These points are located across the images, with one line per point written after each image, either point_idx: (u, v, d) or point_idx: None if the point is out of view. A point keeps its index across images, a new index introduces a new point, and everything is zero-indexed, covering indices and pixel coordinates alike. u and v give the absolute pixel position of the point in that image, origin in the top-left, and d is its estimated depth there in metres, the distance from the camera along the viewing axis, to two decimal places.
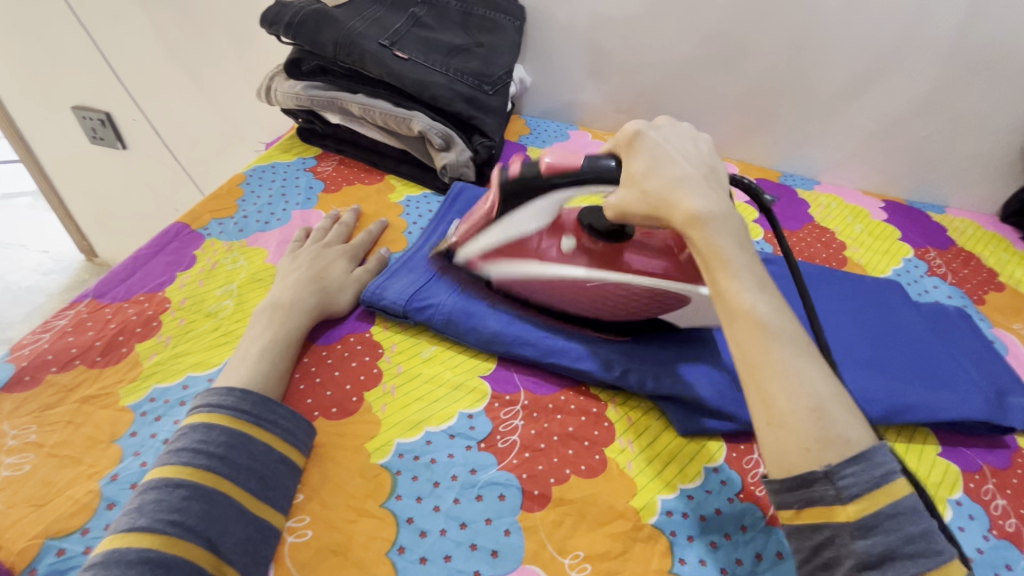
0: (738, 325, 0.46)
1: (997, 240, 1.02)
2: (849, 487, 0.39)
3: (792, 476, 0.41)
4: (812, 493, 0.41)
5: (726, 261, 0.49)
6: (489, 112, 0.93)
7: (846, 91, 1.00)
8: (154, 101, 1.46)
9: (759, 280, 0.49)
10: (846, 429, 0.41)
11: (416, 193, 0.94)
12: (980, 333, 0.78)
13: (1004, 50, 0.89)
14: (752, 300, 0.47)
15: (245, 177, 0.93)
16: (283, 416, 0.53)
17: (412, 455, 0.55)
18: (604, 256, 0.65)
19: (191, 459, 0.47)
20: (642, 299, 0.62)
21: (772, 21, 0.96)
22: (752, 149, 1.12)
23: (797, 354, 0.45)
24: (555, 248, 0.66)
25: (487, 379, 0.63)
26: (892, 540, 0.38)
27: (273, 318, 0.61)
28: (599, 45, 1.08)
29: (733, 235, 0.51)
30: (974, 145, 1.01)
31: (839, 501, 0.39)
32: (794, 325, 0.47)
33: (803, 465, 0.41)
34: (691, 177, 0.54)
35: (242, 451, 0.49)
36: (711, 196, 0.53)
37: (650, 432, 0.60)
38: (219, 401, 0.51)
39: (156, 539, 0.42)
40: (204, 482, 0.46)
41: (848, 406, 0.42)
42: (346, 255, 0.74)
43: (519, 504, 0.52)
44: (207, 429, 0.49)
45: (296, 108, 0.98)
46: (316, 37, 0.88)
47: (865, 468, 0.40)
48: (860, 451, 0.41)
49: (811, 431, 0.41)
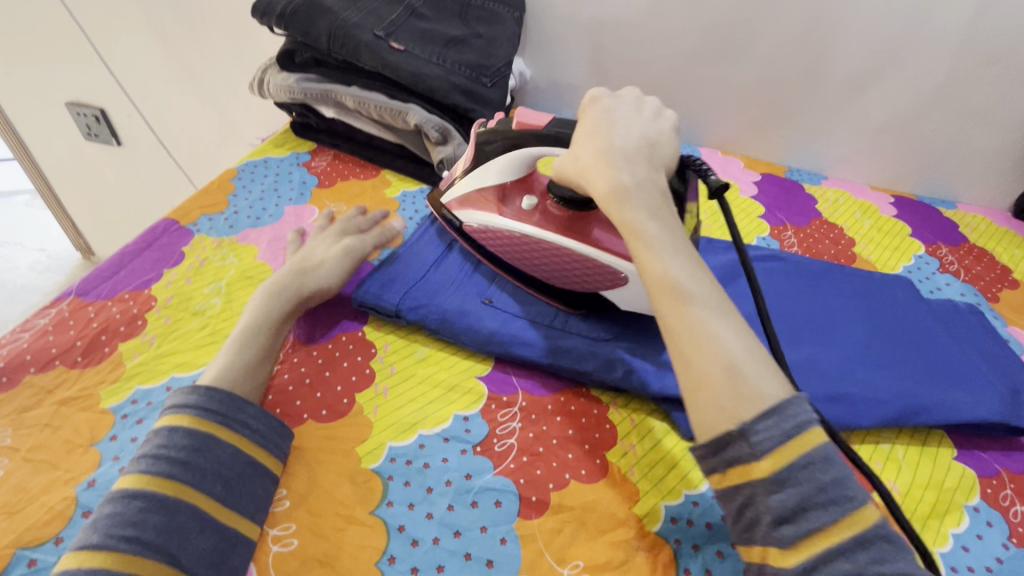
0: (657, 293, 0.43)
1: (1010, 237, 0.99)
2: (763, 443, 0.37)
3: (710, 438, 0.39)
4: (730, 454, 0.38)
5: (645, 228, 0.46)
6: (487, 105, 0.91)
7: (854, 84, 0.97)
8: (149, 97, 1.44)
9: (678, 244, 0.45)
10: (762, 383, 0.39)
11: (412, 188, 0.92)
12: (993, 330, 0.76)
13: (1018, 42, 0.86)
14: (668, 265, 0.44)
15: (237, 172, 0.90)
16: (252, 416, 0.50)
17: (404, 459, 0.53)
18: (564, 222, 0.65)
19: (150, 466, 0.44)
20: (588, 272, 0.62)
21: (777, 13, 0.93)
22: (759, 144, 1.10)
23: (717, 319, 0.41)
24: (517, 207, 0.68)
25: (483, 380, 0.61)
26: (805, 493, 0.36)
27: (261, 314, 0.58)
28: (601, 37, 1.05)
29: (651, 203, 0.47)
30: (986, 140, 0.98)
31: (752, 459, 0.37)
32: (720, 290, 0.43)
33: (720, 426, 0.38)
34: (619, 140, 0.51)
35: (207, 455, 0.46)
36: (640, 160, 0.50)
37: (654, 435, 0.58)
38: (183, 401, 0.49)
39: (109, 556, 0.40)
40: (163, 491, 0.43)
41: (763, 363, 0.39)
42: (343, 245, 0.69)
43: (515, 511, 0.50)
44: (169, 432, 0.46)
45: (290, 101, 0.96)
46: (309, 29, 0.86)
47: (776, 422, 0.37)
48: (773, 405, 0.38)
49: (722, 391, 0.39)
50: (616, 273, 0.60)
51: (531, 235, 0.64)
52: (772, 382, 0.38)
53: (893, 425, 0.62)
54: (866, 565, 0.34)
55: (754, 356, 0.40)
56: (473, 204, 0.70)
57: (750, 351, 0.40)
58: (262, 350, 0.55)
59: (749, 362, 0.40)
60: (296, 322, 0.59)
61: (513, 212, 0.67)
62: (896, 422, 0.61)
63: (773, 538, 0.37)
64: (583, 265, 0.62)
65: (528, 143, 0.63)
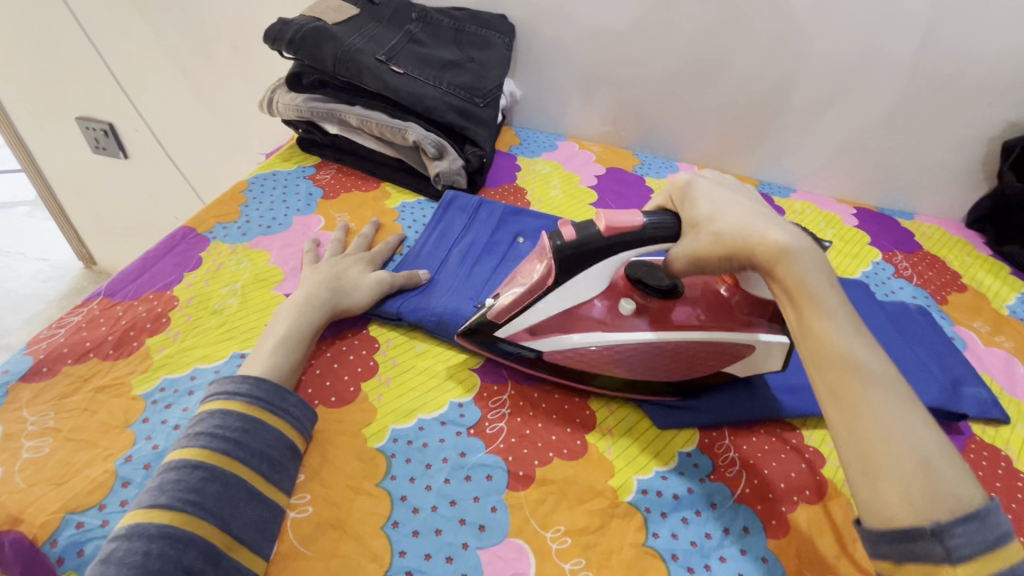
0: (840, 376, 0.46)
1: (962, 245, 1.08)
2: (960, 548, 0.39)
3: (894, 528, 0.41)
4: (914, 548, 0.40)
5: (820, 300, 0.49)
6: (480, 123, 0.98)
7: (816, 105, 1.06)
8: (157, 113, 1.51)
9: (853, 324, 0.49)
10: (953, 484, 0.41)
11: (411, 200, 0.99)
12: (939, 329, 0.84)
13: (959, 68, 0.96)
14: (848, 346, 0.47)
15: (248, 184, 0.97)
16: (294, 405, 0.56)
17: (405, 439, 0.59)
18: (657, 313, 0.63)
19: (208, 443, 0.51)
20: (712, 356, 0.63)
21: (744, 40, 1.02)
22: (733, 159, 1.18)
23: (902, 407, 0.44)
24: (607, 310, 0.64)
25: (477, 371, 0.68)
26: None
27: (287, 315, 0.65)
28: (586, 61, 1.13)
29: (819, 276, 0.51)
30: (937, 156, 1.07)
31: (947, 561, 0.39)
32: (898, 377, 0.47)
33: (912, 520, 0.40)
34: (768, 215, 0.55)
35: (256, 436, 0.53)
36: (795, 236, 0.53)
37: (628, 421, 0.65)
38: (235, 388, 0.55)
39: (175, 516, 0.46)
40: (219, 465, 0.50)
41: (951, 462, 0.42)
42: (364, 261, 0.77)
43: (505, 484, 0.57)
44: (223, 415, 0.52)
45: (297, 119, 1.03)
46: (316, 53, 0.94)
47: (977, 528, 0.39)
48: (971, 509, 0.40)
49: (917, 483, 0.41)
50: (739, 347, 0.62)
51: (654, 340, 0.61)
52: (964, 484, 0.41)
53: None
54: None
55: (941, 450, 0.43)
56: (553, 324, 0.63)
57: (941, 448, 0.43)
58: (279, 343, 0.61)
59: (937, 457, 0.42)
60: (315, 321, 0.65)
61: (610, 321, 0.63)
62: None
63: None
64: (705, 354, 0.62)
65: (626, 249, 0.58)
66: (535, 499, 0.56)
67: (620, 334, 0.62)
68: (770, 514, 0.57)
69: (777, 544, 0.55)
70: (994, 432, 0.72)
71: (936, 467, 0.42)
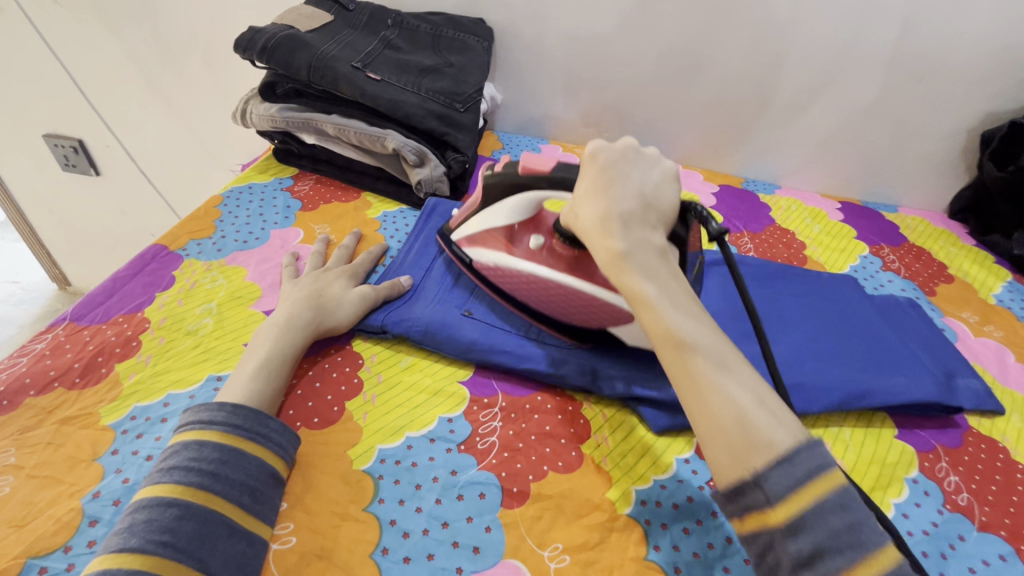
0: (660, 351, 0.47)
1: (947, 236, 1.08)
2: (775, 489, 0.39)
3: (727, 485, 0.42)
4: (746, 500, 0.41)
5: (640, 283, 0.49)
6: (461, 128, 0.96)
7: (797, 101, 1.06)
8: (128, 127, 1.46)
9: (680, 295, 0.48)
10: (770, 433, 0.41)
11: (392, 209, 0.97)
12: (929, 321, 0.83)
13: (936, 61, 0.97)
14: (667, 321, 0.46)
15: (223, 199, 0.94)
16: (275, 430, 0.53)
17: (394, 459, 0.57)
18: (565, 259, 0.67)
19: (183, 477, 0.47)
20: (600, 310, 0.64)
21: (724, 38, 1.01)
22: (717, 157, 1.18)
23: (717, 369, 0.44)
24: (525, 245, 0.70)
25: (465, 384, 0.66)
26: (820, 538, 0.38)
27: (270, 335, 0.62)
28: (566, 64, 1.12)
29: (649, 252, 0.50)
30: (918, 148, 1.08)
31: (767, 505, 0.39)
32: (725, 343, 0.46)
33: (732, 475, 0.41)
34: (617, 197, 0.53)
35: (236, 467, 0.49)
36: (640, 220, 0.52)
37: (624, 428, 0.63)
38: (211, 417, 0.52)
39: (147, 560, 0.42)
40: (195, 500, 0.46)
41: (771, 412, 0.42)
42: (346, 275, 0.74)
43: (499, 502, 0.54)
44: (199, 446, 0.49)
45: (272, 130, 1.00)
46: (289, 61, 0.91)
47: (788, 469, 0.39)
48: (783, 454, 0.40)
49: (732, 441, 0.41)
50: (623, 310, 0.62)
51: (543, 274, 0.66)
52: (780, 433, 0.41)
53: (838, 409, 0.68)
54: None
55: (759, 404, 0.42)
56: (481, 243, 0.72)
57: (758, 402, 0.42)
58: (259, 364, 0.58)
59: (756, 411, 0.42)
60: (298, 338, 0.63)
61: (523, 252, 0.69)
62: (842, 406, 0.68)
63: None
64: (597, 306, 0.64)
65: (536, 186, 0.65)
66: (531, 515, 0.54)
67: (522, 265, 0.68)
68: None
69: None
70: (990, 424, 0.71)
71: (753, 422, 0.41)
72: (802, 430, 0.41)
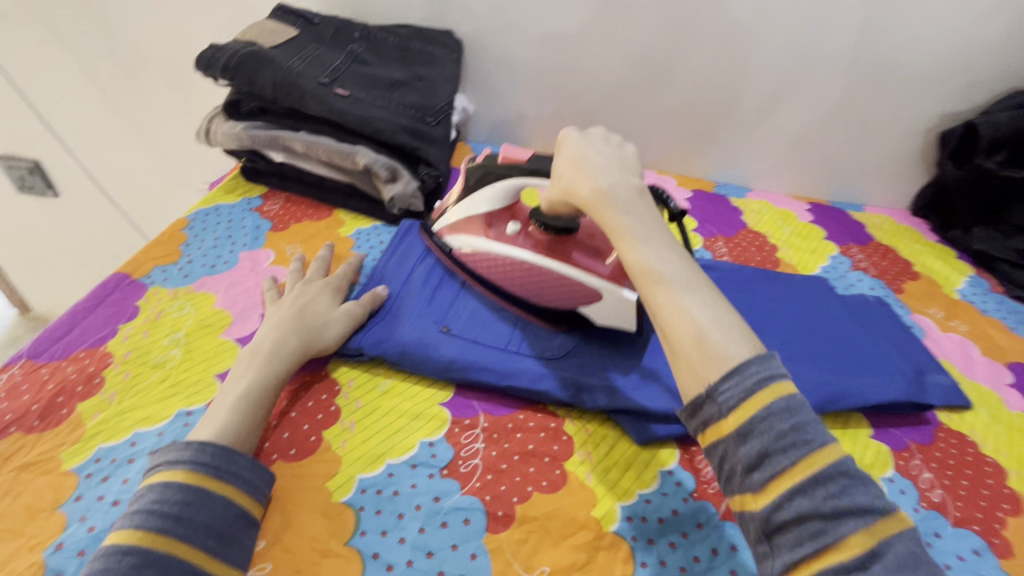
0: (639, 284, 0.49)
1: (911, 233, 1.12)
2: (729, 400, 0.41)
3: (688, 402, 0.44)
4: (704, 415, 0.43)
5: (621, 225, 0.52)
6: (433, 143, 0.95)
7: (764, 105, 1.08)
8: (88, 147, 1.41)
9: (657, 237, 0.51)
10: (729, 348, 0.43)
11: (366, 226, 0.95)
12: (899, 319, 0.85)
13: (894, 64, 1.00)
14: (645, 257, 0.49)
15: (189, 221, 0.91)
16: (244, 467, 0.51)
17: (375, 489, 0.56)
18: (540, 243, 0.71)
19: (144, 522, 0.45)
20: (570, 290, 0.68)
21: (691, 46, 1.03)
22: (689, 162, 1.19)
23: (685, 294, 0.46)
24: (501, 230, 0.73)
25: (446, 406, 0.64)
26: (766, 441, 0.39)
27: (252, 363, 0.60)
28: (536, 74, 1.12)
29: (629, 201, 0.53)
30: (881, 149, 1.11)
31: (722, 416, 0.41)
32: (696, 272, 0.48)
33: (694, 390, 0.43)
34: (597, 155, 0.57)
35: (199, 509, 0.47)
36: (620, 170, 0.56)
37: (607, 442, 0.63)
38: (178, 456, 0.49)
39: None
40: (155, 546, 0.44)
41: (731, 330, 0.44)
42: (328, 289, 0.73)
43: (484, 527, 0.53)
44: (163, 487, 0.47)
45: (238, 148, 0.98)
46: (254, 78, 0.89)
47: (739, 378, 0.41)
48: (736, 366, 0.42)
49: (695, 357, 0.43)
50: (592, 291, 0.67)
51: (519, 255, 0.70)
52: (738, 347, 0.43)
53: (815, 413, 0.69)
54: (823, 500, 0.37)
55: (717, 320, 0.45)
56: (459, 228, 0.76)
57: (717, 320, 0.44)
58: (238, 398, 0.56)
59: (718, 329, 0.44)
60: (280, 369, 0.61)
61: (498, 235, 0.73)
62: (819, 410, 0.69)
63: (746, 486, 0.40)
64: (566, 285, 0.68)
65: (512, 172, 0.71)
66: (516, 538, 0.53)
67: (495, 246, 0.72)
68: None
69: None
70: (959, 419, 0.74)
71: (713, 339, 0.43)
72: (759, 346, 0.43)
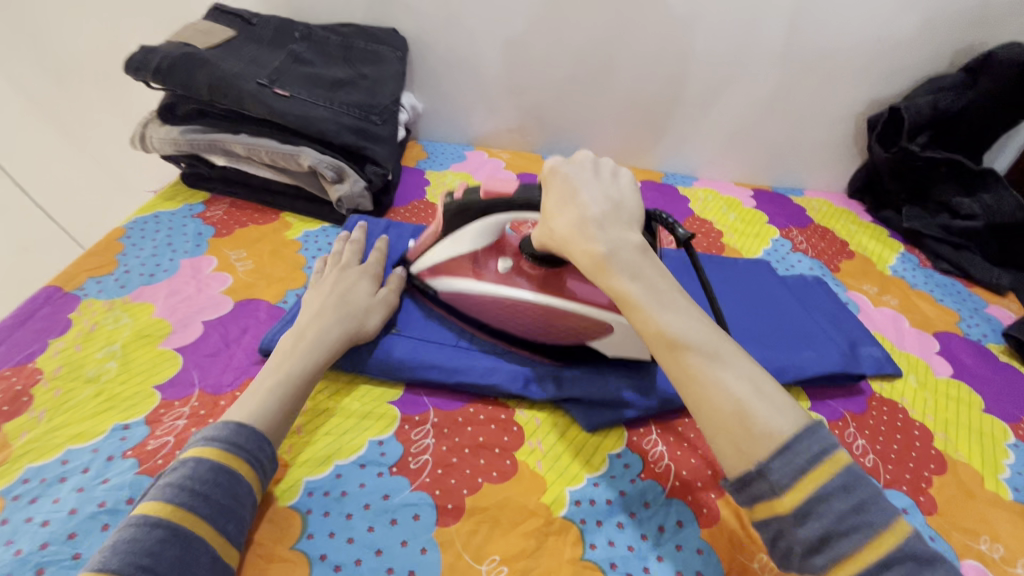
0: (660, 352, 0.46)
1: (847, 214, 1.17)
2: (780, 479, 0.39)
3: (731, 477, 0.42)
4: (752, 490, 0.41)
5: (630, 285, 0.48)
6: (379, 142, 0.95)
7: (705, 96, 1.11)
8: (17, 157, 1.34)
9: (674, 296, 0.47)
10: (770, 421, 0.41)
11: (314, 228, 0.94)
12: (834, 296, 0.89)
13: (823, 54, 1.04)
14: (661, 321, 0.46)
15: (125, 230, 0.88)
16: (270, 457, 0.52)
17: (322, 491, 0.55)
18: (541, 279, 0.66)
19: (174, 496, 0.44)
20: (582, 327, 0.65)
21: (632, 40, 1.05)
22: (637, 155, 1.22)
23: (716, 364, 0.43)
24: (493, 268, 0.67)
25: (396, 404, 0.64)
26: (827, 523, 0.38)
27: (293, 353, 0.59)
28: (483, 70, 1.12)
29: (634, 257, 0.49)
30: (817, 135, 1.16)
31: (774, 495, 0.39)
32: (723, 331, 0.45)
33: (738, 467, 0.41)
34: (590, 205, 0.52)
35: (228, 491, 0.47)
36: (617, 223, 0.51)
37: (557, 429, 0.64)
38: (214, 434, 0.50)
39: None
40: (182, 523, 0.43)
41: (769, 400, 0.42)
42: (368, 275, 0.72)
43: (433, 521, 0.54)
44: (197, 463, 0.47)
45: (176, 153, 0.94)
46: (189, 81, 0.86)
47: (788, 456, 0.39)
48: (784, 444, 0.40)
49: (737, 435, 0.41)
50: (603, 326, 0.64)
51: (522, 298, 0.65)
52: (782, 420, 0.41)
53: None
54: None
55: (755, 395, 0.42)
56: (445, 268, 0.69)
57: (756, 393, 0.42)
58: None
59: (755, 401, 0.42)
60: (324, 354, 0.60)
61: (491, 277, 0.67)
62: None
63: (808, 567, 0.39)
64: (574, 322, 0.65)
65: (500, 210, 0.61)
66: (467, 528, 0.53)
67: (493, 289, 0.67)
68: (700, 505, 0.58)
69: (710, 533, 0.55)
70: (889, 387, 0.78)
71: (752, 413, 0.41)
72: (803, 415, 0.41)
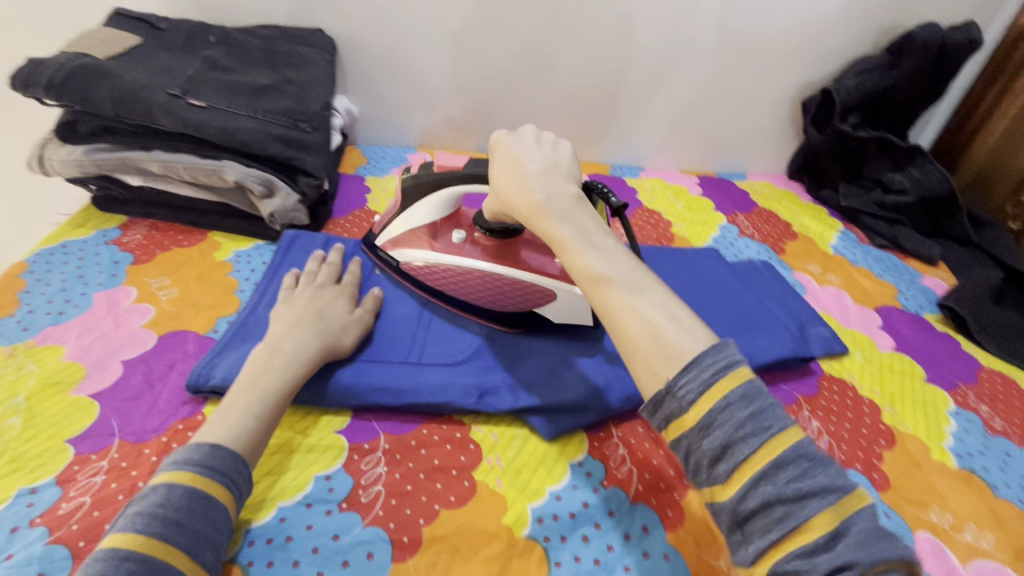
0: (585, 288, 0.47)
1: (788, 196, 1.20)
2: (716, 440, 0.38)
3: (647, 400, 0.42)
4: (665, 411, 0.40)
5: (559, 230, 0.50)
6: (310, 150, 0.89)
7: (647, 86, 1.10)
8: None
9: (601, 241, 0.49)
10: (681, 343, 0.42)
11: (246, 247, 0.88)
12: (781, 279, 0.91)
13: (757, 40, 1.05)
14: (586, 260, 0.47)
15: (28, 264, 0.79)
16: (246, 479, 0.49)
17: (265, 538, 0.51)
18: (490, 249, 0.71)
19: (146, 525, 0.42)
20: (528, 293, 0.69)
21: (570, 32, 1.02)
22: (584, 148, 1.20)
23: (634, 294, 0.45)
24: (447, 239, 0.73)
25: (343, 433, 0.60)
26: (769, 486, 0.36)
27: (267, 365, 0.56)
28: (419, 68, 1.07)
29: (566, 207, 0.51)
30: (755, 120, 1.18)
31: (713, 462, 0.38)
32: (643, 270, 0.47)
33: (652, 386, 0.41)
34: (530, 164, 0.55)
35: (202, 517, 0.44)
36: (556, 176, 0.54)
37: (516, 443, 0.62)
38: (186, 457, 0.47)
39: None
40: (153, 553, 0.41)
41: (682, 325, 0.43)
42: (345, 295, 0.69)
43: (389, 558, 0.50)
44: (168, 489, 0.44)
45: (82, 175, 0.86)
46: (88, 96, 0.78)
47: (697, 372, 0.39)
48: (694, 360, 0.40)
49: (651, 355, 0.42)
50: (546, 292, 0.68)
51: (472, 265, 0.69)
52: (692, 340, 0.41)
53: None
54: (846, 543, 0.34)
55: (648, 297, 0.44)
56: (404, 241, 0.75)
57: (668, 316, 0.43)
58: None
59: (668, 326, 0.43)
60: (300, 371, 0.57)
61: (444, 246, 0.72)
62: None
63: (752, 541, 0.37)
64: (523, 289, 0.68)
65: (452, 182, 0.68)
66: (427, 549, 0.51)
67: (448, 258, 0.71)
68: (664, 510, 0.57)
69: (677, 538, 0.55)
70: (838, 365, 0.80)
71: (665, 335, 0.42)
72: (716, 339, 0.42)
